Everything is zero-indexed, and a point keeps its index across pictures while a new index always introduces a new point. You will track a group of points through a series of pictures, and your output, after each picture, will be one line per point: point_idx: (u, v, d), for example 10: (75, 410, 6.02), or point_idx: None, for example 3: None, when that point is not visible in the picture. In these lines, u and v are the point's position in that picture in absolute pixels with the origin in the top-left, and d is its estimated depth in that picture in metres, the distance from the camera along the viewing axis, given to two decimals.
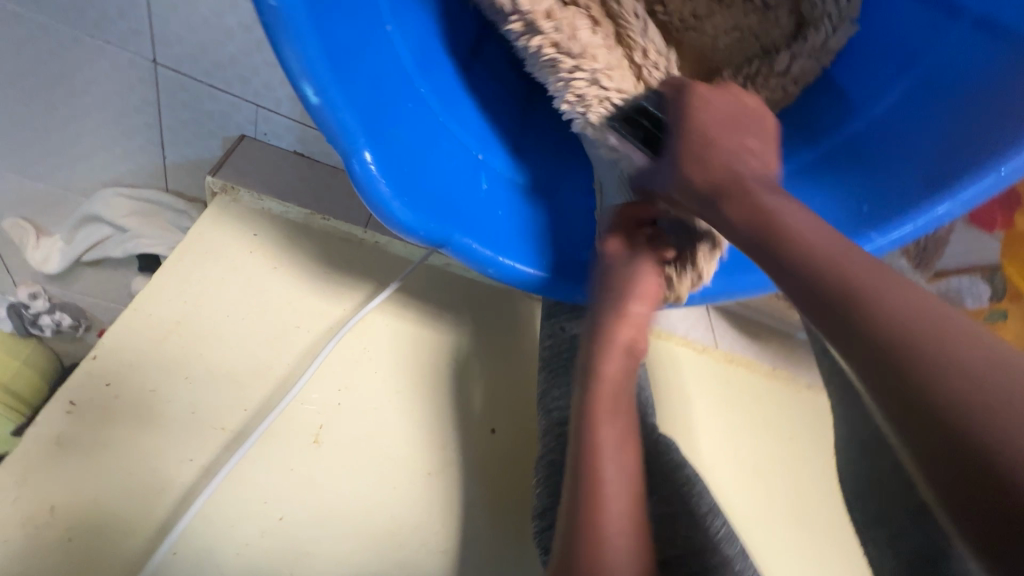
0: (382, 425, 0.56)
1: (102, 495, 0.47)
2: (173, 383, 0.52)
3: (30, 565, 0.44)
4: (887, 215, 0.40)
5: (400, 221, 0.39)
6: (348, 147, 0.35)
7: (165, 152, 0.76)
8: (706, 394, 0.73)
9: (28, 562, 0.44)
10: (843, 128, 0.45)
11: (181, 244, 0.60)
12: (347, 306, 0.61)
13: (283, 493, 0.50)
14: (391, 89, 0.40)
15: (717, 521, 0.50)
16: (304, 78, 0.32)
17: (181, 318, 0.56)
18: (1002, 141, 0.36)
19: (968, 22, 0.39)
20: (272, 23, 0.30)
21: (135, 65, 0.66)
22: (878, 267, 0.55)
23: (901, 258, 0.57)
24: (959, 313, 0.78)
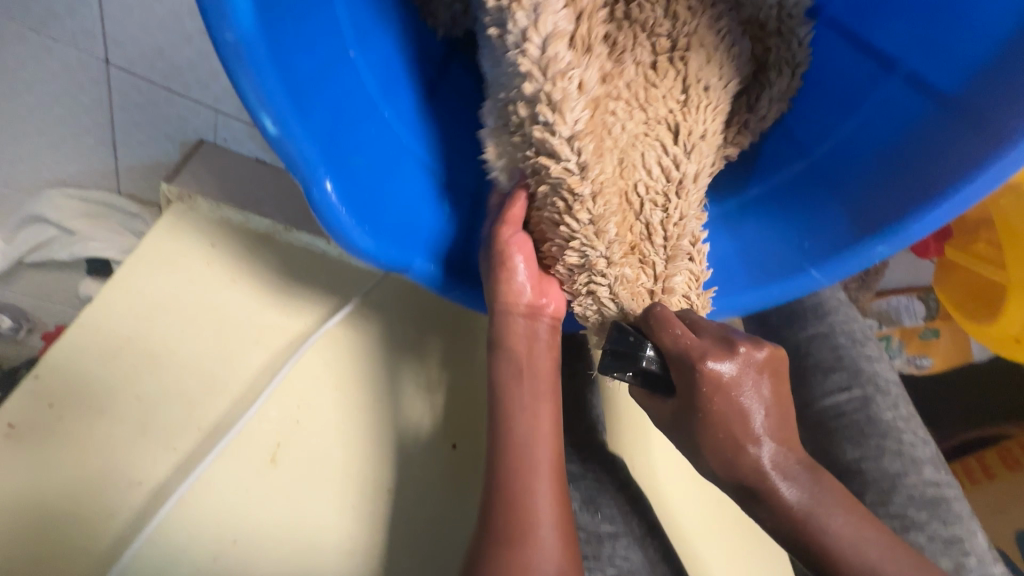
0: (341, 444, 0.55)
1: (45, 520, 0.46)
2: (120, 402, 0.51)
3: None
4: (827, 253, 0.43)
5: (362, 249, 0.39)
6: (308, 176, 0.35)
7: (118, 153, 0.73)
8: None
9: None
10: (790, 168, 0.48)
11: (133, 255, 0.58)
12: (308, 321, 0.60)
13: (237, 516, 0.50)
14: (354, 116, 0.40)
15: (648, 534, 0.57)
16: (263, 110, 0.32)
17: (132, 333, 0.54)
18: (927, 190, 0.38)
19: (901, 77, 0.42)
20: (231, 54, 0.30)
21: (85, 65, 0.64)
22: (819, 300, 0.59)
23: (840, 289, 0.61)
24: (896, 330, 0.83)
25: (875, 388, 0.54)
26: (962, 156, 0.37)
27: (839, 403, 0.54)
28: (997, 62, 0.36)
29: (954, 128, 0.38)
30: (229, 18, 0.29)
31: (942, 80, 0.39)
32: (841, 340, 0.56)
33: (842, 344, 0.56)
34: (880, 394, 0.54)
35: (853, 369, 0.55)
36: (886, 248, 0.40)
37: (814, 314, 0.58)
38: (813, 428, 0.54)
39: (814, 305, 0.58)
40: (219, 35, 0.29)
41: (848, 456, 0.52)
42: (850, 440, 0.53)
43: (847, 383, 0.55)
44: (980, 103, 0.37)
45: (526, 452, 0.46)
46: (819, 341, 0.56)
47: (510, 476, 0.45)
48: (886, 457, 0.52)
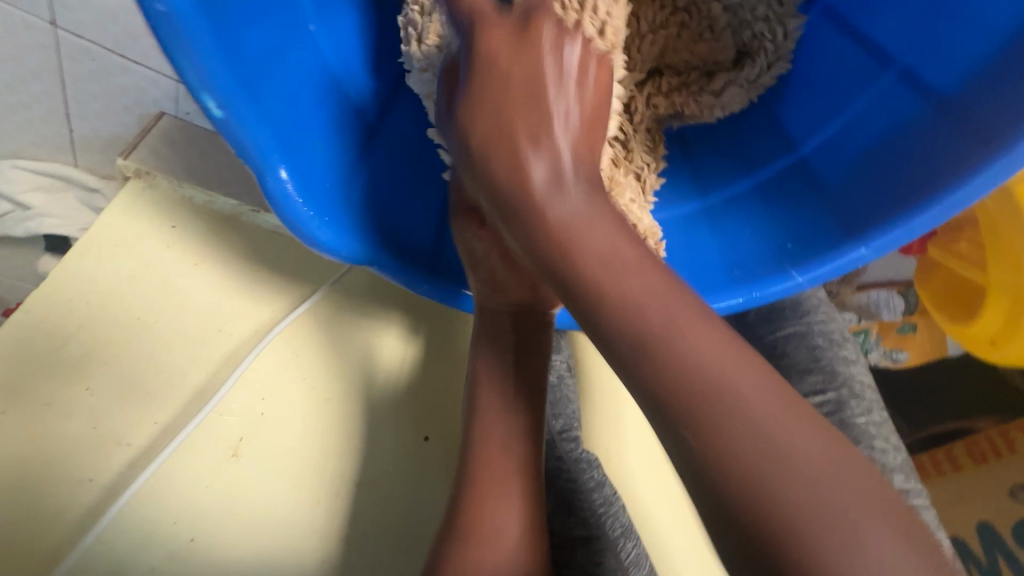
0: (307, 437, 0.53)
1: None
2: (70, 395, 0.49)
3: None
4: (809, 254, 0.41)
5: (321, 242, 0.36)
6: (260, 163, 0.32)
7: (72, 124, 0.69)
8: None
9: None
10: (777, 163, 0.46)
11: (82, 237, 0.55)
12: (275, 308, 0.58)
13: (195, 512, 0.48)
14: (313, 96, 0.37)
15: (628, 544, 0.52)
16: (205, 89, 0.29)
17: (82, 321, 0.51)
18: (919, 194, 0.36)
19: (895, 73, 0.40)
20: (165, 27, 0.27)
21: (32, 27, 0.59)
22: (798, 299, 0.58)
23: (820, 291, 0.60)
24: (875, 324, 0.83)
25: (846, 391, 0.54)
26: (952, 161, 0.35)
27: (811, 405, 0.53)
28: (992, 63, 0.35)
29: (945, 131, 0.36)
30: None
31: (938, 79, 0.37)
32: (818, 339, 0.56)
33: (818, 344, 0.56)
34: (853, 399, 0.53)
35: (826, 372, 0.55)
36: (869, 252, 0.38)
37: (793, 313, 0.58)
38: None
39: (792, 304, 0.58)
40: (149, 5, 0.26)
41: None
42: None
43: (820, 385, 0.54)
44: (974, 105, 0.35)
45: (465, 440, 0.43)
46: (797, 339, 0.56)
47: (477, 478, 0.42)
48: None
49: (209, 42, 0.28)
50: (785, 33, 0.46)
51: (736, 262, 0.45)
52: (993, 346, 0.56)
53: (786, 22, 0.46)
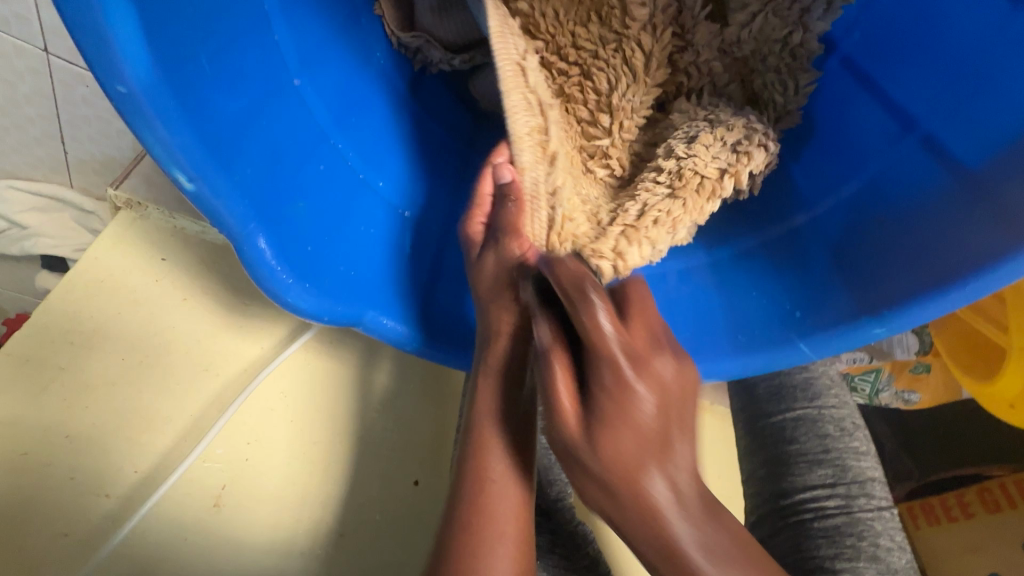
0: (290, 483, 0.52)
1: None
2: (50, 443, 0.48)
3: None
4: (819, 328, 0.38)
5: (303, 308, 0.35)
6: (237, 233, 0.31)
7: (67, 146, 0.67)
8: None
9: None
10: (787, 223, 0.44)
11: (71, 270, 0.54)
12: (265, 344, 0.56)
13: (174, 565, 0.47)
14: (298, 152, 0.36)
15: None
16: (175, 165, 0.27)
17: (64, 363, 0.51)
18: (939, 276, 0.33)
19: (917, 139, 0.38)
20: (131, 107, 0.25)
21: (24, 54, 0.58)
22: (809, 378, 0.56)
23: (834, 369, 0.58)
24: (887, 363, 0.79)
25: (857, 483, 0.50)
26: (971, 240, 0.32)
27: (818, 497, 0.49)
28: (1018, 137, 0.31)
29: (972, 207, 0.33)
30: (122, 68, 0.24)
31: (961, 150, 0.35)
32: (828, 426, 0.53)
33: (828, 433, 0.52)
34: (862, 495, 0.49)
35: (837, 464, 0.51)
36: (884, 331, 0.35)
37: (803, 394, 0.55)
38: (779, 512, 0.50)
39: (803, 384, 0.55)
40: (111, 87, 0.24)
41: (819, 556, 0.46)
42: (821, 536, 0.46)
43: (828, 480, 0.50)
44: (994, 181, 0.32)
45: (478, 473, 0.37)
46: (806, 422, 0.53)
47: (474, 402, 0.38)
48: (861, 560, 0.45)
49: (180, 118, 0.27)
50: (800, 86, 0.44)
51: (740, 327, 0.42)
52: (1011, 409, 0.53)
53: (800, 75, 0.43)
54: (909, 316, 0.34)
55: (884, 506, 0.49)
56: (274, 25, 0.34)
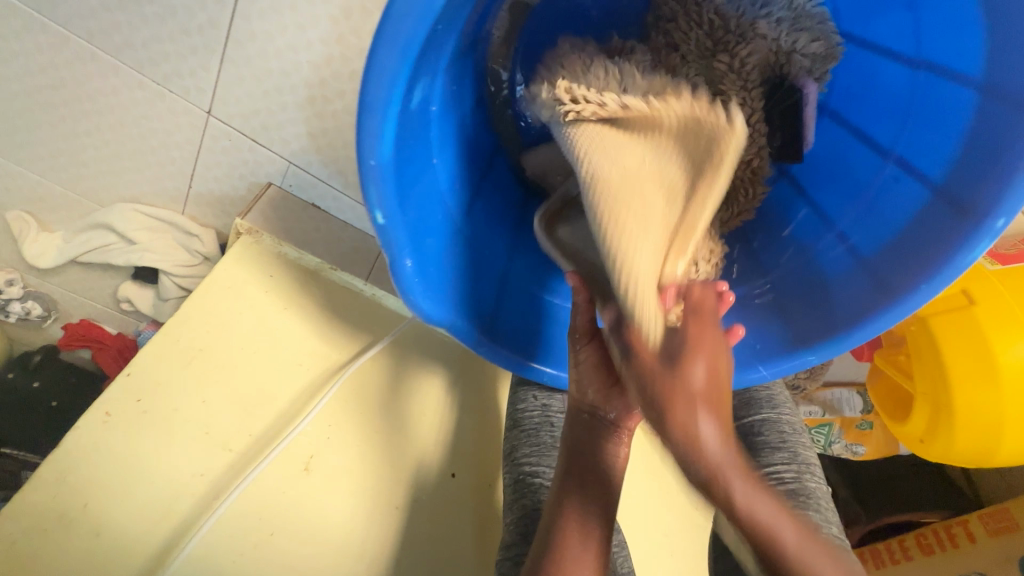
0: (361, 461, 0.63)
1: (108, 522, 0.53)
2: (190, 405, 0.59)
3: (63, 561, 0.51)
4: (772, 355, 0.55)
5: (422, 308, 0.51)
6: (396, 253, 0.47)
7: (193, 182, 0.84)
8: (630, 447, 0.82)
9: (64, 559, 0.51)
10: (752, 283, 0.62)
11: (209, 276, 0.68)
12: (345, 351, 0.70)
13: (271, 514, 0.58)
14: (431, 204, 0.53)
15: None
16: (378, 208, 0.44)
17: (203, 345, 0.63)
18: (860, 314, 0.49)
19: (835, 233, 0.56)
20: (369, 170, 0.42)
21: (189, 112, 0.75)
22: (772, 394, 0.71)
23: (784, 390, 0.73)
24: (838, 418, 0.97)
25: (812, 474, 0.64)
26: (868, 305, 0.49)
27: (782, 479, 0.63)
28: (895, 236, 0.49)
29: (866, 279, 0.51)
30: (375, 152, 0.41)
31: (862, 243, 0.53)
32: (785, 426, 0.67)
33: (785, 430, 0.67)
34: (811, 475, 0.64)
35: (794, 453, 0.65)
36: (815, 358, 0.52)
37: (769, 405, 0.69)
38: None
39: (768, 398, 0.70)
40: (366, 159, 0.41)
41: None
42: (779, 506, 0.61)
43: (787, 460, 0.64)
44: (880, 266, 0.50)
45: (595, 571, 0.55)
46: (768, 423, 0.67)
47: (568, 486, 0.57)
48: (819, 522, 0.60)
49: (391, 180, 0.44)
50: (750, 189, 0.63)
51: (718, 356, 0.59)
52: (921, 444, 0.70)
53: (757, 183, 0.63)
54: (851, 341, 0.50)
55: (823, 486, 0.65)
56: (433, 124, 0.53)
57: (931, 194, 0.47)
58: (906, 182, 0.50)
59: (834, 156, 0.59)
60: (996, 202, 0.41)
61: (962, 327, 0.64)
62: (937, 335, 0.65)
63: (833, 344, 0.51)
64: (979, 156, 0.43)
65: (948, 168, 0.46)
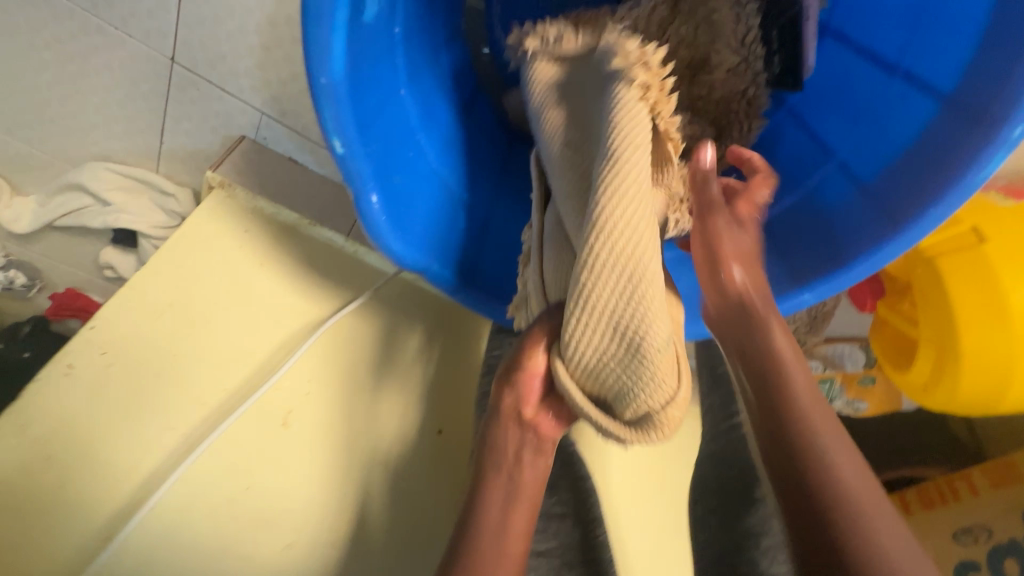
0: (341, 417, 0.61)
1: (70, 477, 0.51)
2: (160, 360, 0.58)
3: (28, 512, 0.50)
4: (768, 294, 0.52)
5: (393, 251, 0.48)
6: (360, 188, 0.44)
7: (164, 138, 0.81)
8: None
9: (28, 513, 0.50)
10: (748, 221, 0.59)
11: (178, 230, 0.65)
12: (324, 306, 0.67)
13: (245, 470, 0.56)
14: (399, 140, 0.50)
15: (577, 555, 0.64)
16: (335, 135, 0.41)
17: (172, 300, 0.61)
18: (861, 245, 0.46)
19: (836, 163, 0.53)
20: (322, 91, 0.39)
21: (152, 59, 0.72)
22: None
23: None
24: (838, 374, 0.95)
25: None
26: (870, 234, 0.46)
27: None
28: (900, 159, 0.47)
29: (868, 207, 0.48)
30: (325, 68, 0.38)
31: (864, 168, 0.50)
32: None
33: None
34: None
35: None
36: (812, 296, 0.49)
37: None
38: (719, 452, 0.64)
39: None
40: (316, 76, 0.38)
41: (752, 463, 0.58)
42: None
43: None
44: (883, 191, 0.47)
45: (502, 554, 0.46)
46: None
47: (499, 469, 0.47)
48: None
49: (347, 101, 0.40)
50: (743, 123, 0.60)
51: None
52: (925, 391, 0.67)
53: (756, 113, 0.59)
54: (854, 273, 0.47)
55: None
56: (397, 50, 0.49)
57: (940, 108, 0.44)
58: (913, 97, 0.47)
59: (838, 82, 0.55)
60: (1011, 99, 0.38)
61: (973, 265, 0.60)
62: (945, 274, 0.62)
63: (831, 279, 0.47)
64: (992, 61, 0.40)
65: (959, 76, 0.43)
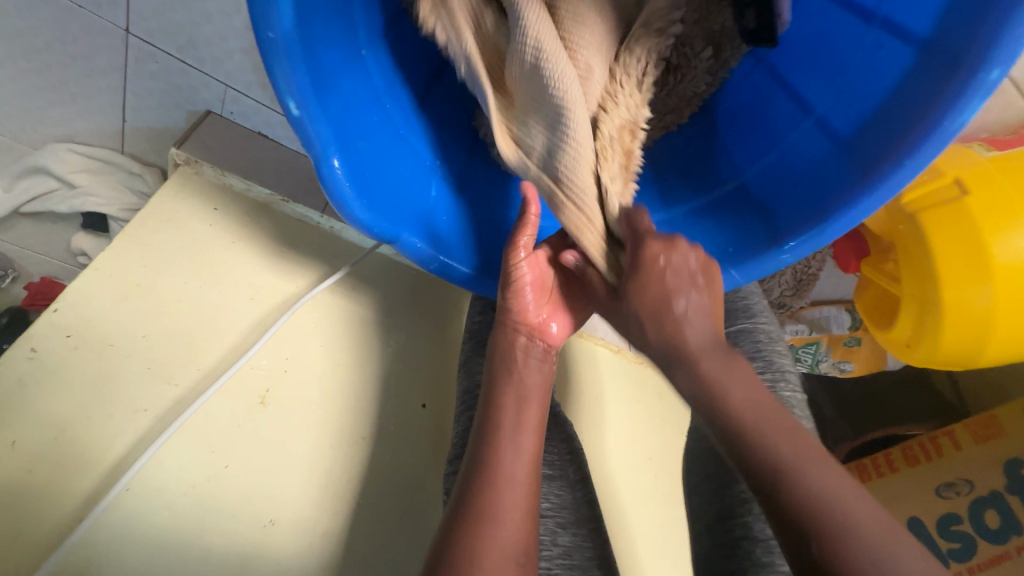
0: (322, 392, 0.61)
1: (37, 461, 0.50)
2: (129, 340, 0.56)
3: None
4: (743, 258, 0.52)
5: (361, 220, 0.46)
6: (320, 153, 0.42)
7: (127, 116, 0.79)
8: (618, 383, 0.80)
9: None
10: (726, 184, 0.59)
11: (143, 210, 0.64)
12: (301, 284, 0.66)
13: (228, 449, 0.55)
14: (361, 105, 0.49)
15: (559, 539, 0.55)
16: (290, 94, 0.39)
17: (140, 280, 0.60)
18: (836, 203, 0.46)
19: (814, 120, 0.52)
20: (271, 46, 0.38)
21: (106, 31, 0.68)
22: (747, 302, 0.67)
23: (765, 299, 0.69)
24: (824, 337, 0.95)
25: (783, 378, 0.61)
26: (849, 189, 0.45)
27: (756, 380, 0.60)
28: (876, 112, 0.46)
29: (845, 163, 0.47)
30: (273, 22, 0.37)
31: (842, 124, 0.48)
32: (761, 335, 0.64)
33: (761, 338, 0.64)
34: (785, 379, 0.61)
35: (767, 359, 0.62)
36: (789, 257, 0.49)
37: (742, 313, 0.66)
38: None
39: (743, 305, 0.66)
40: (264, 31, 0.37)
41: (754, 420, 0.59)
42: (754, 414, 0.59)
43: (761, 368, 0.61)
44: (859, 146, 0.46)
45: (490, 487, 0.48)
46: (740, 334, 0.64)
47: (490, 432, 0.52)
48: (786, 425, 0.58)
49: (298, 58, 0.39)
50: (700, 85, 0.61)
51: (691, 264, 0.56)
52: (907, 348, 0.67)
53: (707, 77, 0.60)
54: (828, 230, 0.46)
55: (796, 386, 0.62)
56: (354, 13, 0.49)
57: (918, 54, 0.43)
58: (890, 46, 0.45)
59: (815, 31, 0.53)
60: (990, 45, 0.37)
61: (952, 220, 0.60)
62: (923, 230, 0.61)
63: (805, 239, 0.47)
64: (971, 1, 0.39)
65: (937, 19, 0.41)
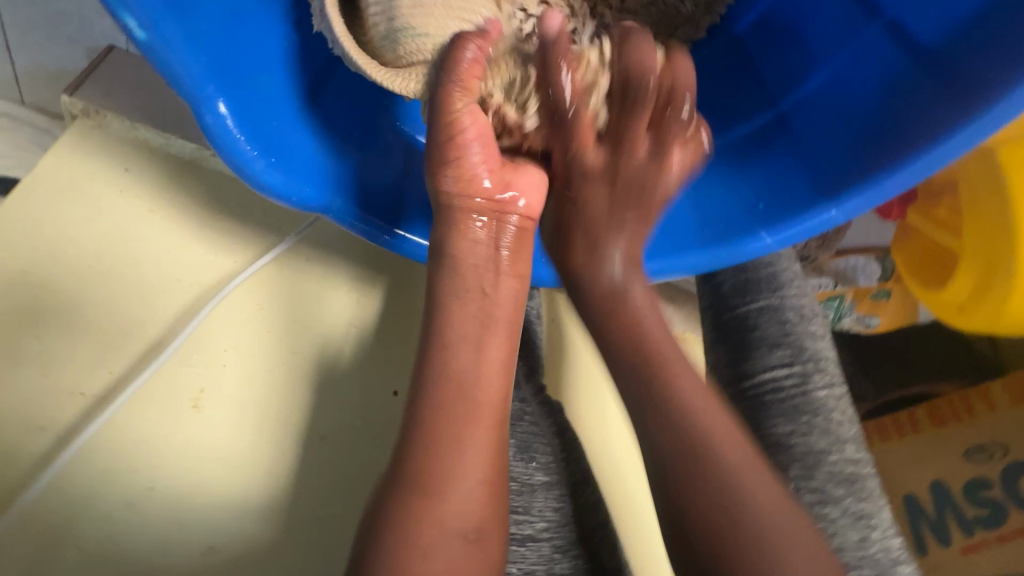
0: (265, 387, 0.51)
1: None
2: (20, 341, 0.47)
3: None
4: (778, 216, 0.41)
5: (269, 183, 0.37)
6: (197, 95, 0.33)
7: (15, 56, 0.64)
8: None
9: None
10: (757, 117, 0.46)
11: (28, 176, 0.52)
12: (238, 258, 0.54)
13: (151, 464, 0.47)
14: (254, 33, 0.39)
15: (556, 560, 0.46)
16: (122, 6, 0.29)
17: (28, 265, 0.49)
18: (915, 140, 0.35)
19: (881, 24, 0.39)
20: None
21: None
22: (773, 271, 0.56)
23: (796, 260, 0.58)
24: (850, 291, 0.83)
25: (812, 366, 0.52)
26: (932, 123, 0.34)
27: (777, 377, 0.51)
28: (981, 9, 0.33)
29: (925, 84, 0.35)
30: None
31: (920, 28, 0.36)
32: (789, 313, 0.54)
33: (789, 319, 0.54)
34: (817, 372, 0.52)
35: (795, 345, 0.53)
36: (839, 214, 0.38)
37: (767, 286, 0.56)
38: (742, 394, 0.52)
39: (767, 276, 0.56)
40: None
41: (776, 432, 0.50)
42: (778, 413, 0.50)
43: (786, 358, 0.52)
44: (950, 59, 0.34)
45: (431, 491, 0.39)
46: (767, 312, 0.54)
47: (438, 428, 0.40)
48: (814, 433, 0.49)
49: None
50: None
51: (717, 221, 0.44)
52: (961, 313, 0.57)
53: None
54: (900, 177, 0.35)
55: (835, 378, 0.53)
56: None
57: None
58: None
59: None
60: None
61: None
62: (1002, 171, 0.49)
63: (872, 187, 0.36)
64: None
65: None
